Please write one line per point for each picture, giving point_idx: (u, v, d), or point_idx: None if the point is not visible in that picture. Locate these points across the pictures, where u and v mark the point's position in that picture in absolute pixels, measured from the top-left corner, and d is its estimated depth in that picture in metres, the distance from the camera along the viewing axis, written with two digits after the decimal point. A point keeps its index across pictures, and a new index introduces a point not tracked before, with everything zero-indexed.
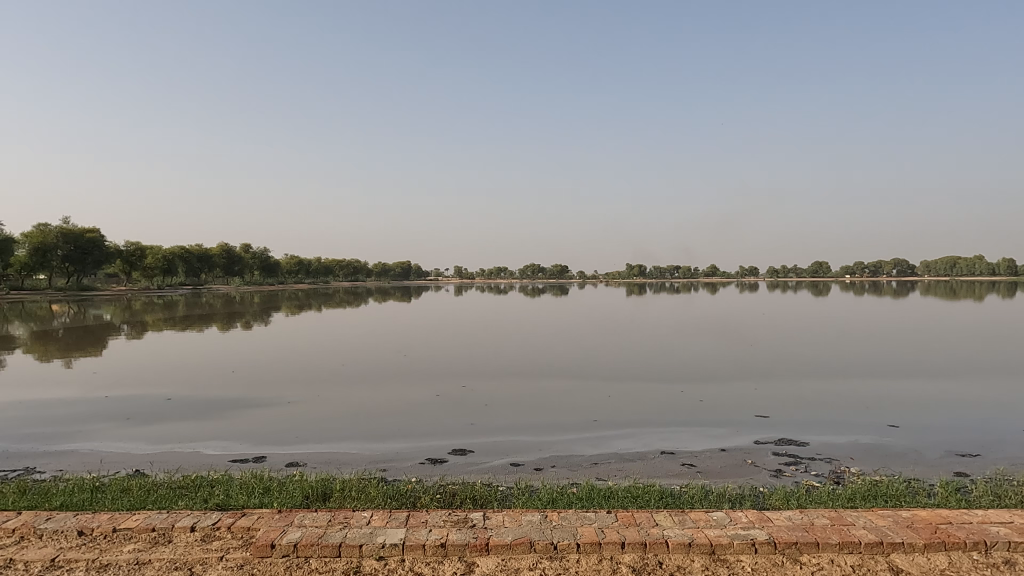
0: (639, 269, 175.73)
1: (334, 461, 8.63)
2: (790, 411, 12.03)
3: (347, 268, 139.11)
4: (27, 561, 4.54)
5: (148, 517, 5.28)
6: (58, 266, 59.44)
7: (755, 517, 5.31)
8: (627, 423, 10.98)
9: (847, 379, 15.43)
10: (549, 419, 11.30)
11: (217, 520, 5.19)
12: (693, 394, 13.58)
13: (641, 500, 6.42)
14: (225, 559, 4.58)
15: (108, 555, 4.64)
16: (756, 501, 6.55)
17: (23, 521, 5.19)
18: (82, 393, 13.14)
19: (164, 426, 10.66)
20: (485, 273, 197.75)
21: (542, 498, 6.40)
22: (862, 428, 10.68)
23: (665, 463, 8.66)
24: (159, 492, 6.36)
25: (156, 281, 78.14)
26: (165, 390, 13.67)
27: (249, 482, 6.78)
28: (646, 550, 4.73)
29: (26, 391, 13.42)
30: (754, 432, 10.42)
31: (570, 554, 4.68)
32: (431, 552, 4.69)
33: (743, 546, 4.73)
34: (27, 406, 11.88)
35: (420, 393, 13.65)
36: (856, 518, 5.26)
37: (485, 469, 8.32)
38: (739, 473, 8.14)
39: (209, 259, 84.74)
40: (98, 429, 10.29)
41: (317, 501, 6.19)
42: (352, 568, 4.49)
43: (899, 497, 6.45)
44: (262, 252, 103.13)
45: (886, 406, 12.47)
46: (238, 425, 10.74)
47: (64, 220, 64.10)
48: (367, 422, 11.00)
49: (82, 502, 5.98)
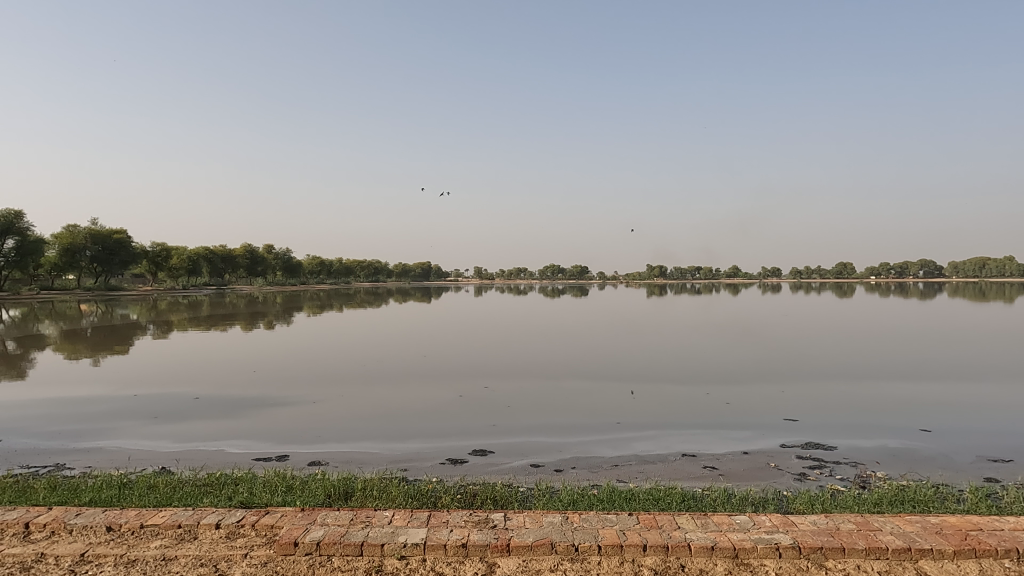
0: (660, 271, 174.92)
1: (354, 460, 8.70)
2: (816, 414, 11.86)
3: (367, 269, 139.89)
4: (57, 556, 4.62)
5: (174, 513, 5.36)
6: (85, 265, 60.42)
7: (780, 521, 5.24)
8: (650, 425, 10.92)
9: (874, 381, 15.22)
10: (571, 420, 11.28)
11: (241, 517, 5.25)
12: (718, 396, 13.43)
13: (663, 502, 6.37)
14: (250, 556, 4.63)
15: (136, 551, 4.70)
16: (779, 505, 6.49)
17: (54, 516, 5.28)
18: (111, 392, 13.34)
19: (187, 423, 10.84)
20: (504, 275, 198.32)
21: (562, 499, 6.39)
22: (890, 432, 10.50)
23: (686, 465, 8.59)
24: (185, 489, 6.45)
25: (181, 281, 79.11)
26: (191, 390, 13.79)
27: (271, 480, 6.85)
28: (669, 553, 4.69)
29: (58, 389, 13.63)
30: (779, 435, 10.28)
31: (592, 556, 4.67)
32: (452, 552, 4.71)
33: (768, 551, 4.67)
34: (59, 404, 12.13)
35: (443, 393, 13.79)
36: (884, 523, 5.16)
37: (505, 469, 8.34)
38: (762, 476, 8.04)
39: (232, 260, 85.77)
40: (122, 426, 10.51)
41: (339, 500, 6.25)
42: (374, 567, 4.50)
43: (927, 503, 6.32)
44: (285, 253, 104.45)
45: (916, 410, 12.19)
46: (262, 423, 10.89)
47: (90, 221, 65.24)
48: (389, 422, 11.06)
49: (110, 497, 6.09)
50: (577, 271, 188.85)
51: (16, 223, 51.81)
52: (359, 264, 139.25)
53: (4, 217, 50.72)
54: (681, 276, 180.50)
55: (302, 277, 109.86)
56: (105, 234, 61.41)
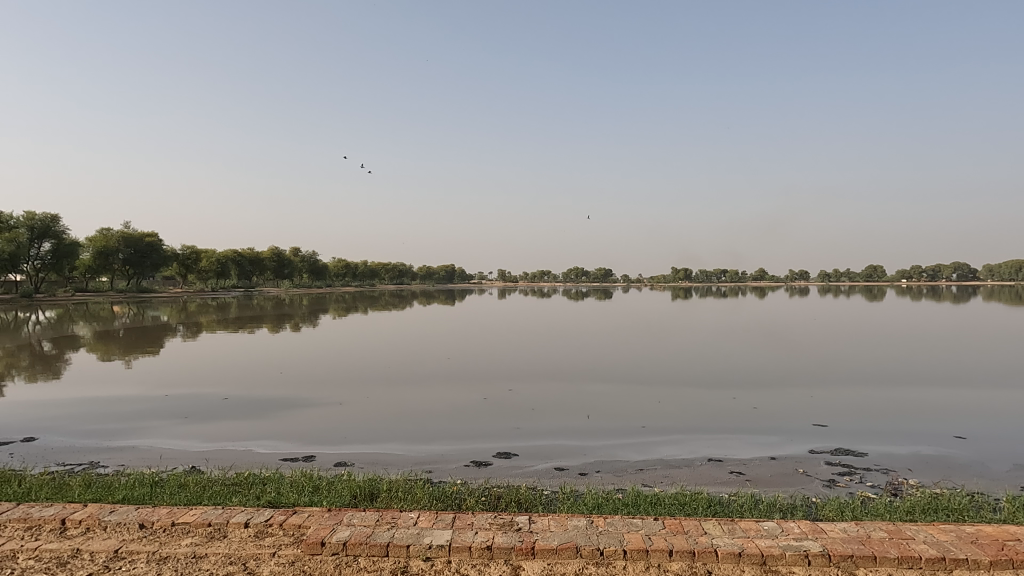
0: (685, 273, 173.46)
1: (380, 461, 8.77)
2: (846, 419, 11.66)
3: (391, 271, 141.07)
4: (93, 551, 4.73)
5: (204, 512, 5.45)
6: (118, 267, 61.80)
7: (809, 528, 5.16)
8: (675, 429, 10.84)
9: (904, 386, 14.92)
10: (595, 424, 11.24)
11: (269, 517, 5.32)
12: (745, 400, 13.27)
13: (688, 508, 6.31)
14: (278, 555, 4.69)
15: (167, 548, 4.79)
16: (808, 511, 6.39)
17: (89, 513, 5.41)
18: (143, 392, 13.61)
19: (215, 423, 11.01)
20: (528, 278, 198.36)
21: (587, 503, 6.36)
22: (923, 438, 10.29)
23: (712, 471, 8.50)
24: (214, 488, 6.56)
25: (210, 283, 80.52)
26: (220, 390, 14.02)
27: (298, 480, 6.93)
28: (695, 559, 4.64)
29: (91, 389, 13.94)
30: (807, 440, 10.13)
31: (617, 561, 4.64)
32: (477, 554, 4.71)
33: (797, 558, 4.60)
34: (93, 403, 12.41)
35: (467, 395, 13.84)
36: (917, 532, 5.05)
37: (529, 472, 8.33)
38: (790, 482, 7.93)
39: (259, 263, 87.09)
40: (154, 426, 10.72)
41: (364, 501, 6.30)
42: (399, 568, 4.53)
43: (961, 511, 6.17)
44: (311, 256, 105.87)
45: (949, 416, 11.93)
46: (289, 424, 11.04)
47: (122, 225, 66.62)
48: (414, 424, 11.12)
49: (142, 495, 6.21)
50: (601, 274, 188.06)
51: (52, 227, 53.12)
52: (383, 267, 140.34)
53: (41, 221, 52.07)
54: (706, 279, 178.76)
55: (328, 280, 111.09)
56: (137, 237, 62.66)
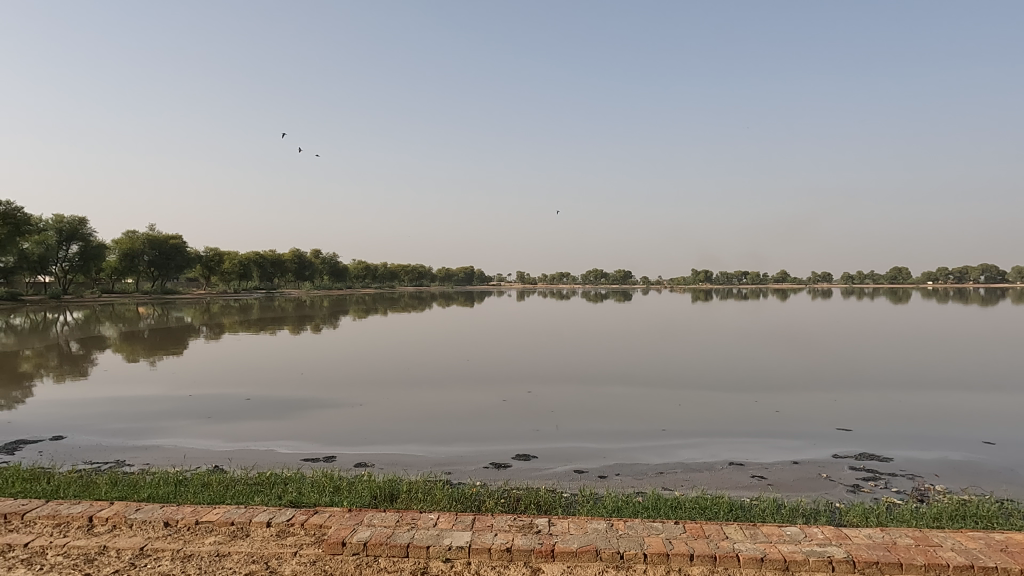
0: (705, 275, 172.18)
1: (400, 462, 8.81)
2: (870, 424, 11.47)
3: (410, 273, 141.83)
4: (119, 548, 4.81)
5: (227, 511, 5.51)
6: (143, 269, 62.89)
7: (833, 533, 5.09)
8: (696, 433, 10.75)
9: (931, 391, 14.64)
10: (614, 426, 11.19)
11: (291, 516, 5.37)
12: (767, 404, 13.12)
13: (709, 511, 6.25)
14: (299, 555, 4.73)
15: (191, 546, 4.86)
16: (832, 517, 6.30)
17: (115, 510, 5.50)
18: (167, 392, 13.83)
19: (238, 424, 11.14)
20: (547, 280, 198.24)
21: (607, 506, 6.33)
22: (950, 444, 10.09)
23: (734, 474, 8.41)
24: (236, 488, 6.64)
25: (233, 285, 81.63)
26: (242, 391, 14.20)
27: (319, 480, 6.99)
28: (716, 563, 4.60)
29: (117, 389, 14.19)
30: (831, 445, 9.99)
31: (637, 564, 4.61)
32: (497, 556, 4.71)
33: (820, 564, 4.54)
34: (119, 403, 12.63)
35: (486, 397, 13.84)
36: (944, 539, 4.96)
37: (549, 474, 8.32)
38: (813, 486, 7.83)
39: (281, 265, 88.12)
40: (178, 425, 10.88)
41: (384, 501, 6.33)
42: (419, 569, 4.54)
43: (991, 518, 6.04)
44: (332, 258, 106.89)
45: (977, 421, 11.68)
46: (310, 425, 11.14)
47: (148, 228, 67.69)
48: (433, 425, 11.16)
49: (167, 494, 6.31)
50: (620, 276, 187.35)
51: (80, 229, 54.15)
52: (403, 269, 141.15)
53: (69, 224, 53.15)
54: (727, 281, 177.17)
55: (348, 282, 112.02)
56: (162, 239, 63.63)
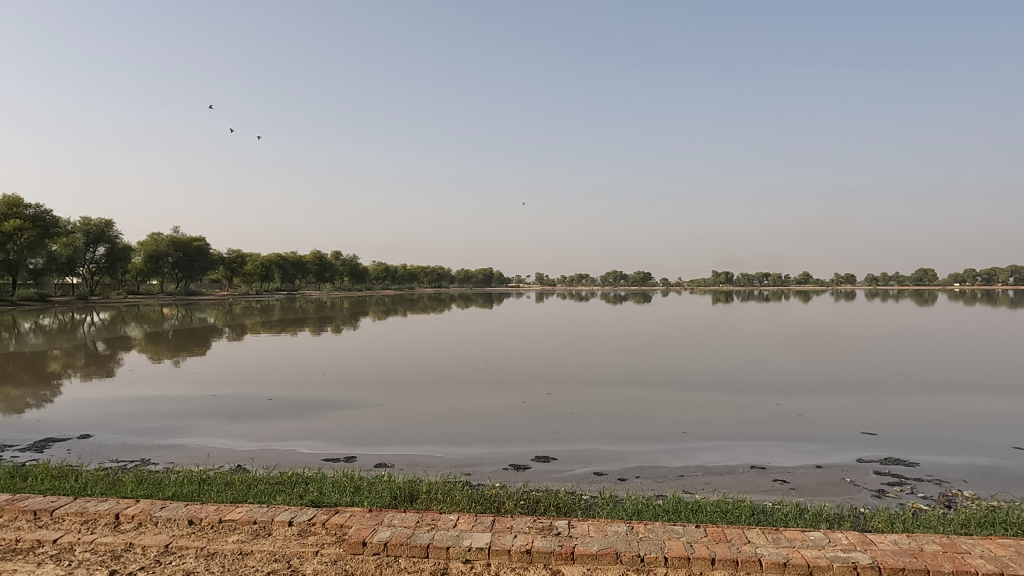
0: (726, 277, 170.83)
1: (420, 463, 8.85)
2: (895, 428, 11.28)
3: (430, 275, 142.48)
4: (144, 546, 4.89)
5: (250, 510, 5.57)
6: (168, 271, 63.99)
7: (858, 539, 5.01)
8: (717, 436, 10.66)
9: (959, 394, 14.37)
10: (634, 428, 11.14)
11: (312, 516, 5.41)
12: (789, 407, 12.98)
13: (730, 515, 6.20)
14: (320, 554, 4.76)
15: (214, 545, 4.92)
16: (856, 522, 6.20)
17: (141, 508, 5.59)
18: (190, 392, 14.03)
19: (260, 423, 11.27)
20: (566, 281, 198.08)
21: (627, 509, 6.30)
22: (977, 448, 9.90)
23: (755, 478, 8.32)
24: (259, 487, 6.71)
25: (255, 286, 82.77)
26: (264, 391, 14.36)
27: (340, 480, 7.04)
28: (738, 568, 4.55)
29: (142, 388, 14.42)
30: (855, 449, 9.84)
31: (658, 568, 4.58)
32: (517, 558, 4.71)
33: (844, 569, 4.48)
34: (144, 402, 12.84)
35: (505, 399, 13.85)
36: (973, 546, 4.86)
37: (568, 476, 8.30)
38: (837, 491, 7.72)
39: (302, 267, 89.22)
40: (201, 425, 11.03)
41: (404, 502, 6.36)
42: (438, 570, 4.56)
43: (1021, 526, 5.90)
44: (352, 260, 107.91)
45: (1006, 426, 11.44)
46: (331, 425, 11.23)
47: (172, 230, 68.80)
48: (452, 426, 11.21)
49: (191, 492, 6.40)
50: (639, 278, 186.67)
51: (107, 231, 55.20)
52: (422, 271, 141.95)
53: (96, 226, 54.20)
54: (748, 283, 175.59)
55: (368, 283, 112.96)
56: (186, 241, 64.66)
